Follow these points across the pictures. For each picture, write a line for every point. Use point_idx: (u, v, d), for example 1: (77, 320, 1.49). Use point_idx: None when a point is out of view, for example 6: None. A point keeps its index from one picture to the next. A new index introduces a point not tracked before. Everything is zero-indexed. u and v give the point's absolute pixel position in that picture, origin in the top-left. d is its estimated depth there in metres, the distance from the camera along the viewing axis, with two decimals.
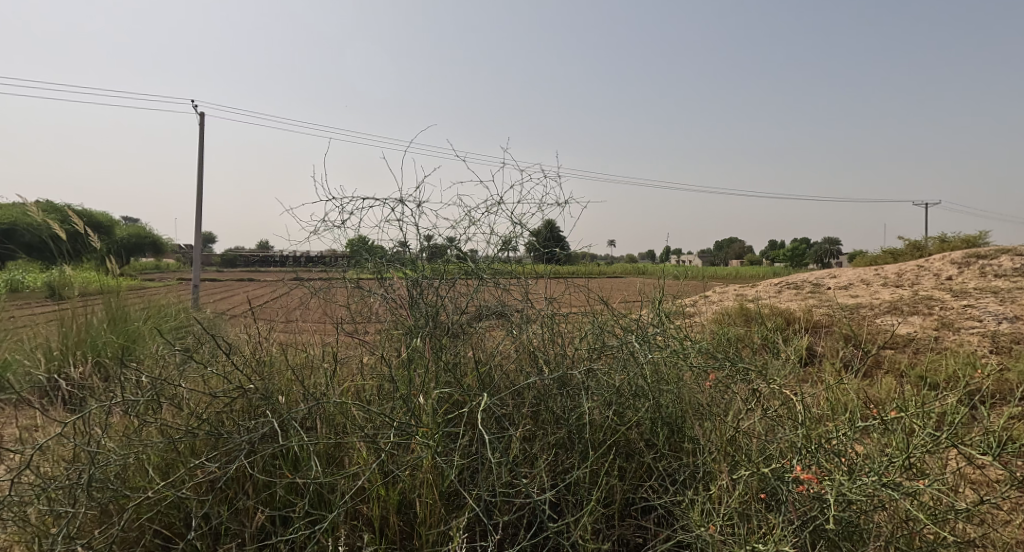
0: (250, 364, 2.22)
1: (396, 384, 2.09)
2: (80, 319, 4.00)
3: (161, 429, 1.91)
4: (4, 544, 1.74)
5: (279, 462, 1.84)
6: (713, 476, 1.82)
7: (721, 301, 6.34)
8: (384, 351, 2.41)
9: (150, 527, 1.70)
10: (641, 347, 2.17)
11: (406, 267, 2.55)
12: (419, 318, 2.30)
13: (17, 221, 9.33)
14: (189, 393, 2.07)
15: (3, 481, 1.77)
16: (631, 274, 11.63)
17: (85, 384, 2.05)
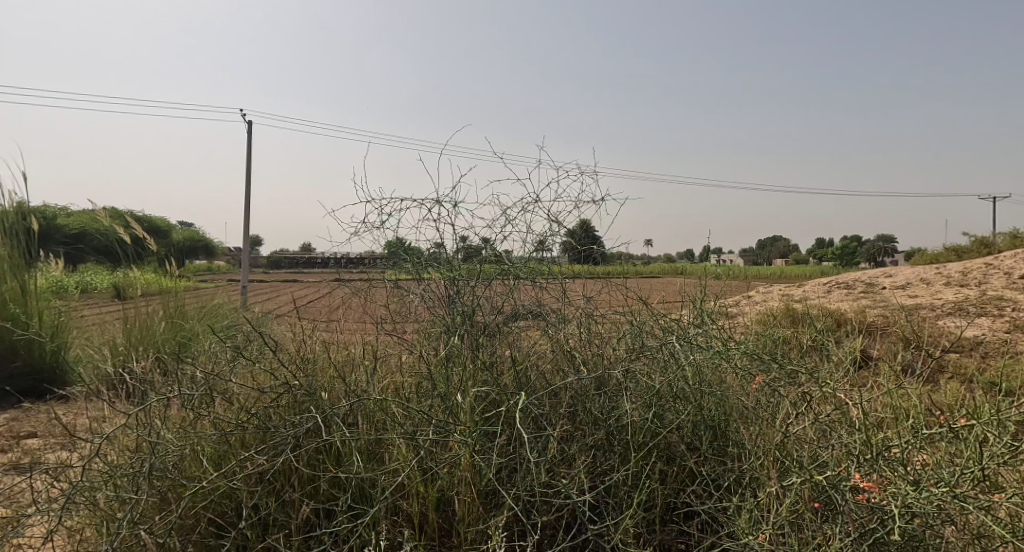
0: (295, 361, 2.29)
1: (434, 381, 2.11)
2: (144, 317, 4.21)
3: (214, 422, 1.99)
4: (77, 526, 1.84)
5: (322, 457, 1.89)
6: (759, 483, 1.76)
7: (765, 301, 6.14)
8: (422, 350, 2.44)
9: (204, 516, 1.77)
10: (682, 348, 2.12)
11: (443, 267, 2.56)
12: (456, 317, 2.32)
13: (87, 228, 9.94)
14: (239, 388, 2.16)
15: (75, 468, 1.87)
16: (670, 274, 11.44)
17: (146, 379, 2.16)
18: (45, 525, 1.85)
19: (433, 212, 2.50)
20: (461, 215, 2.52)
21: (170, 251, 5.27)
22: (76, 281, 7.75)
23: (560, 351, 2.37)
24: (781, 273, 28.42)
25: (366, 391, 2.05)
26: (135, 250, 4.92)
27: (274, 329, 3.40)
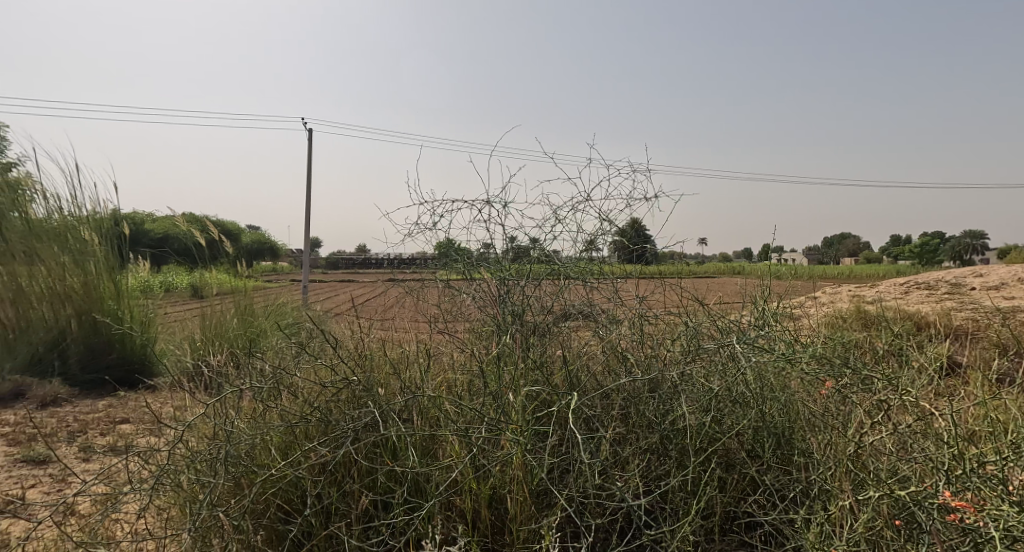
0: (354, 357, 2.37)
1: (486, 379, 2.12)
2: (218, 314, 4.47)
3: (281, 414, 2.09)
4: (164, 505, 1.99)
5: (379, 450, 1.94)
6: (830, 495, 1.66)
7: (834, 303, 5.81)
8: (474, 348, 2.47)
9: (272, 503, 1.85)
10: (743, 350, 2.03)
11: (492, 267, 2.59)
12: (508, 316, 2.33)
13: (168, 232, 10.70)
14: (303, 383, 2.25)
15: (161, 452, 2.02)
16: (730, 274, 11.03)
17: (221, 371, 2.30)
18: (137, 505, 2.01)
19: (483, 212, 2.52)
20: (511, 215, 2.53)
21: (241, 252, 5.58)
22: (159, 282, 8.37)
23: (610, 353, 2.34)
24: (850, 272, 26.86)
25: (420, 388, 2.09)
26: (209, 251, 5.24)
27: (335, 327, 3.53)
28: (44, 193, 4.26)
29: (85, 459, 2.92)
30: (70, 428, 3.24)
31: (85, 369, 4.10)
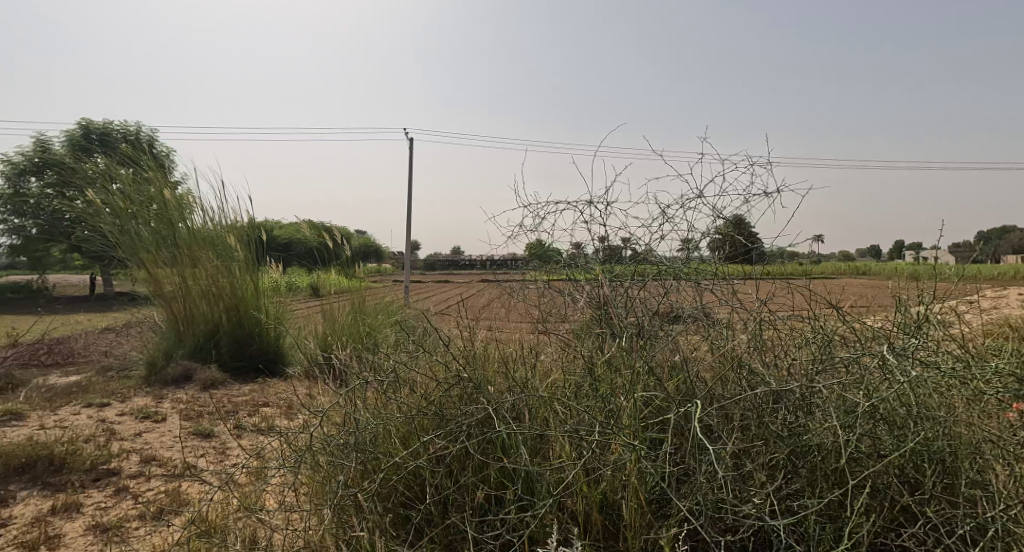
0: (463, 355, 2.45)
1: (596, 382, 2.10)
2: (336, 311, 4.88)
3: (400, 407, 2.22)
4: (304, 484, 2.21)
5: (491, 446, 1.98)
6: (1019, 538, 1.42)
7: (1000, 308, 5.01)
8: (579, 348, 2.44)
9: (395, 491, 1.96)
10: (896, 361, 1.81)
11: (582, 270, 2.64)
12: (619, 317, 2.28)
13: (295, 238, 11.89)
14: (420, 378, 2.38)
15: (300, 434, 2.25)
16: (859, 276, 9.95)
17: (348, 364, 2.50)
18: (284, 480, 2.26)
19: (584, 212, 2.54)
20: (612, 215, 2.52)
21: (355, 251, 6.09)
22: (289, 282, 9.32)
23: (726, 356, 2.20)
24: (1013, 273, 23.03)
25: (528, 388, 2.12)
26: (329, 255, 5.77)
27: (441, 324, 3.71)
28: (202, 205, 4.91)
29: (239, 436, 3.35)
30: (226, 409, 3.72)
31: (235, 358, 4.71)
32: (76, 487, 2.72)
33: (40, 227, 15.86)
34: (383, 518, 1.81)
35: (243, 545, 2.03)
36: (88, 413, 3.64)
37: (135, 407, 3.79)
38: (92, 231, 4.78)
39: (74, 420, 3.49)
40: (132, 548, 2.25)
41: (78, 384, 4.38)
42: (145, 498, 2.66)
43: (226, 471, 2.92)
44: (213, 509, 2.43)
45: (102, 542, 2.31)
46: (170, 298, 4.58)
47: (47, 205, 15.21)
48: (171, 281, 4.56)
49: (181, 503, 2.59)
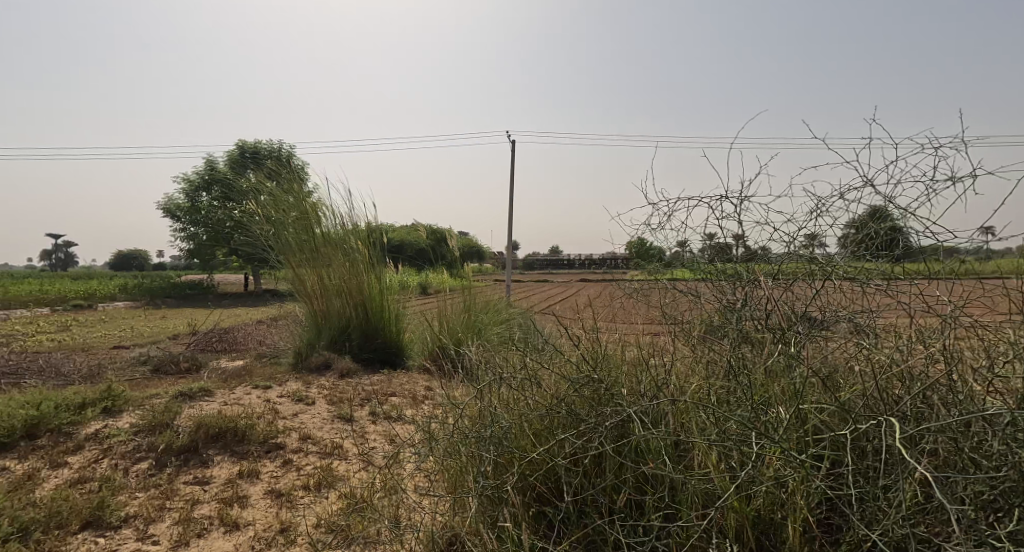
0: (588, 355, 2.39)
1: (743, 388, 1.93)
2: (451, 306, 5.48)
3: (531, 404, 2.25)
4: (440, 473, 2.35)
5: (627, 449, 1.91)
6: None
7: None
8: (710, 351, 2.27)
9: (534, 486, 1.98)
10: None
11: (686, 269, 2.61)
12: (763, 320, 2.07)
13: (407, 240, 12.83)
14: (549, 377, 2.36)
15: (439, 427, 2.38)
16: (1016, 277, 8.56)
17: (478, 365, 2.61)
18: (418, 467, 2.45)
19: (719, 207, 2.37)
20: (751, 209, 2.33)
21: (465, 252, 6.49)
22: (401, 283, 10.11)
23: (899, 363, 1.87)
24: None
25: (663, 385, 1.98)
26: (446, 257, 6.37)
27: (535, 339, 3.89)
28: (331, 209, 5.41)
29: (373, 423, 3.74)
30: (365, 397, 4.16)
31: (364, 349, 5.19)
32: (255, 457, 3.17)
33: (212, 234, 18.68)
34: (524, 513, 1.83)
35: (390, 523, 2.23)
36: (257, 394, 4.23)
37: (289, 390, 4.31)
38: (251, 236, 5.48)
39: (247, 400, 4.05)
40: (301, 515, 2.60)
41: (241, 369, 5.07)
42: (305, 471, 3.04)
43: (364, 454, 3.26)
44: (360, 487, 2.74)
45: (278, 506, 2.69)
46: (313, 296, 5.16)
47: (218, 216, 17.91)
48: (313, 282, 5.13)
49: (333, 478, 2.93)
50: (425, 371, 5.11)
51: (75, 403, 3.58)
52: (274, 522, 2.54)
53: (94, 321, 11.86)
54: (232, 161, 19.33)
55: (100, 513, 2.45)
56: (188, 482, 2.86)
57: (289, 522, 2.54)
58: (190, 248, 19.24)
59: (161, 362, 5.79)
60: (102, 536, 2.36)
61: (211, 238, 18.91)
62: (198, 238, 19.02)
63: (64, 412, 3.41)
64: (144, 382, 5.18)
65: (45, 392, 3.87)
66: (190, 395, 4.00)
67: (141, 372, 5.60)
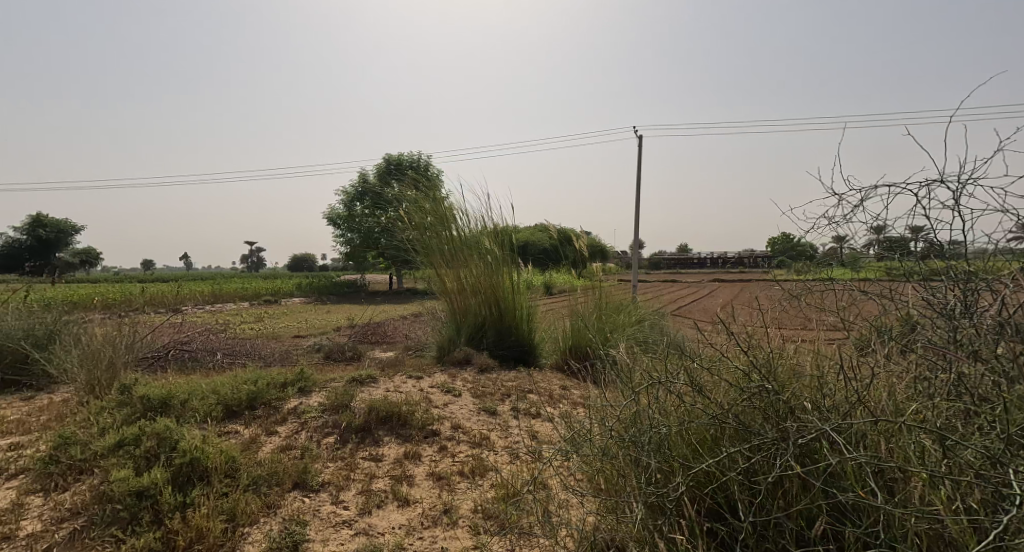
0: (745, 356, 2.15)
1: (968, 404, 1.54)
2: (581, 307, 5.62)
3: (691, 410, 2.10)
4: (588, 476, 2.34)
5: (812, 463, 1.60)
6: None
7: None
8: (895, 355, 1.89)
9: (706, 498, 1.81)
10: None
11: (845, 269, 2.28)
12: (993, 326, 1.67)
13: (532, 241, 13.34)
14: (706, 381, 2.18)
15: (590, 430, 2.34)
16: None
17: (627, 371, 2.55)
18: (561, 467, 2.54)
19: (919, 195, 2.02)
20: (965, 198, 1.95)
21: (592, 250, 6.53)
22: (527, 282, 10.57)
23: None
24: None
25: (865, 395, 1.66)
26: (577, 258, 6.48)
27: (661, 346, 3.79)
28: (462, 209, 5.70)
29: (515, 418, 3.93)
30: (505, 393, 4.37)
31: (499, 346, 5.41)
32: (416, 440, 3.52)
33: (370, 238, 20.96)
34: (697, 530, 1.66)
35: (542, 517, 2.33)
36: (412, 382, 4.64)
37: (439, 381, 4.65)
38: (398, 239, 6.00)
39: (404, 387, 4.46)
40: (459, 499, 2.83)
41: (394, 361, 5.59)
42: (459, 459, 3.30)
43: (509, 448, 3.45)
44: (509, 478, 2.94)
45: (439, 488, 2.96)
46: (452, 295, 5.50)
47: (375, 221, 20.05)
48: (452, 281, 5.47)
49: (484, 468, 3.15)
50: (560, 371, 5.23)
51: (279, 382, 4.26)
52: (438, 503, 2.80)
53: (269, 313, 13.84)
54: (382, 171, 21.37)
55: (304, 477, 2.91)
56: (365, 458, 3.27)
57: (451, 504, 2.78)
58: (352, 251, 21.73)
59: (331, 352, 6.61)
60: (306, 496, 2.79)
61: (363, 240, 21.08)
62: (355, 241, 21.32)
63: (271, 389, 4.07)
64: (322, 367, 5.96)
65: (257, 372, 4.65)
66: (362, 381, 4.53)
67: (317, 359, 6.44)
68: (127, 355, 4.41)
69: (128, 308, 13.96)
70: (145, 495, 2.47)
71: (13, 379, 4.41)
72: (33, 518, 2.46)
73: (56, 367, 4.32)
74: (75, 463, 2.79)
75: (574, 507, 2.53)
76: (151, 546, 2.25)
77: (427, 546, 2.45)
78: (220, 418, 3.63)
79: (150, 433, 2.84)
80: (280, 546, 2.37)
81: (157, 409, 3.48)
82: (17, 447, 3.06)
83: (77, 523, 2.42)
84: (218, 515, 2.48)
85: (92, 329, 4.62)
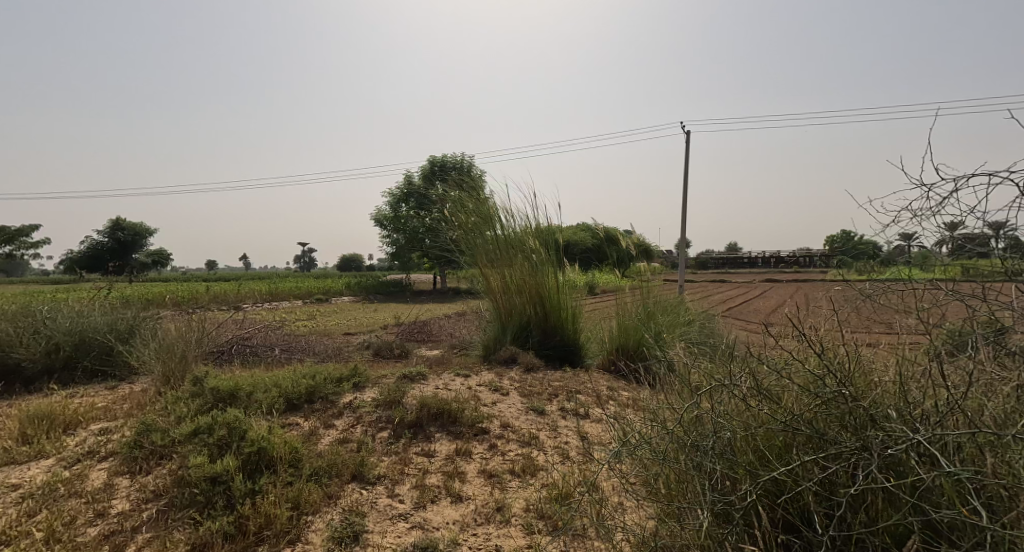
0: (811, 358, 2.04)
1: None
2: (628, 306, 5.52)
3: (756, 414, 2.01)
4: (645, 480, 2.28)
5: (899, 475, 1.49)
6: None
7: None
8: (984, 359, 1.75)
9: (778, 507, 1.73)
10: None
11: (913, 267, 2.12)
12: None
13: (577, 241, 13.30)
14: (771, 384, 2.08)
15: (647, 433, 2.28)
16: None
17: (684, 372, 2.47)
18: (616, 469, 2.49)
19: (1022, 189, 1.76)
20: None
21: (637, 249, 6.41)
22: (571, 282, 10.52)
23: None
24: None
25: (958, 403, 1.53)
26: (623, 257, 6.37)
27: (714, 349, 3.64)
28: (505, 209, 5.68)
29: (564, 418, 3.90)
30: (553, 393, 4.35)
31: (546, 345, 5.38)
32: (466, 438, 3.55)
33: (418, 238, 21.40)
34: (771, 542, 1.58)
35: (597, 520, 2.28)
36: (461, 380, 4.68)
37: (486, 380, 4.67)
38: (445, 239, 6.07)
39: (453, 385, 4.50)
40: (511, 497, 2.83)
41: (442, 358, 5.65)
42: (509, 457, 3.30)
43: (558, 448, 3.43)
44: (561, 479, 2.92)
45: (490, 485, 2.97)
46: (497, 294, 5.50)
47: (423, 222, 20.46)
48: (496, 280, 5.48)
49: (535, 468, 3.14)
50: (608, 372, 5.16)
51: (335, 377, 4.39)
52: (491, 500, 2.81)
53: (320, 311, 14.27)
54: (427, 173, 21.71)
55: (362, 469, 2.98)
56: (418, 453, 3.33)
57: (503, 502, 2.78)
58: (401, 251, 22.22)
59: (381, 349, 6.76)
60: (364, 488, 2.86)
61: (410, 240, 21.48)
62: (401, 242, 21.75)
63: (329, 384, 4.21)
64: (373, 363, 6.11)
65: (314, 367, 4.82)
66: (412, 377, 4.61)
67: (367, 356, 6.61)
68: (197, 349, 4.66)
69: (194, 305, 14.75)
70: (219, 481, 2.60)
71: (99, 369, 4.75)
72: (121, 498, 2.64)
73: (135, 359, 4.63)
74: (155, 449, 2.97)
75: (629, 510, 2.48)
76: (225, 529, 2.37)
77: (482, 543, 2.46)
78: (282, 410, 3.78)
79: (221, 422, 3.00)
80: (342, 535, 2.44)
81: (225, 401, 3.66)
82: (104, 432, 3.29)
83: (159, 505, 2.58)
84: (285, 503, 2.58)
85: (167, 324, 4.92)
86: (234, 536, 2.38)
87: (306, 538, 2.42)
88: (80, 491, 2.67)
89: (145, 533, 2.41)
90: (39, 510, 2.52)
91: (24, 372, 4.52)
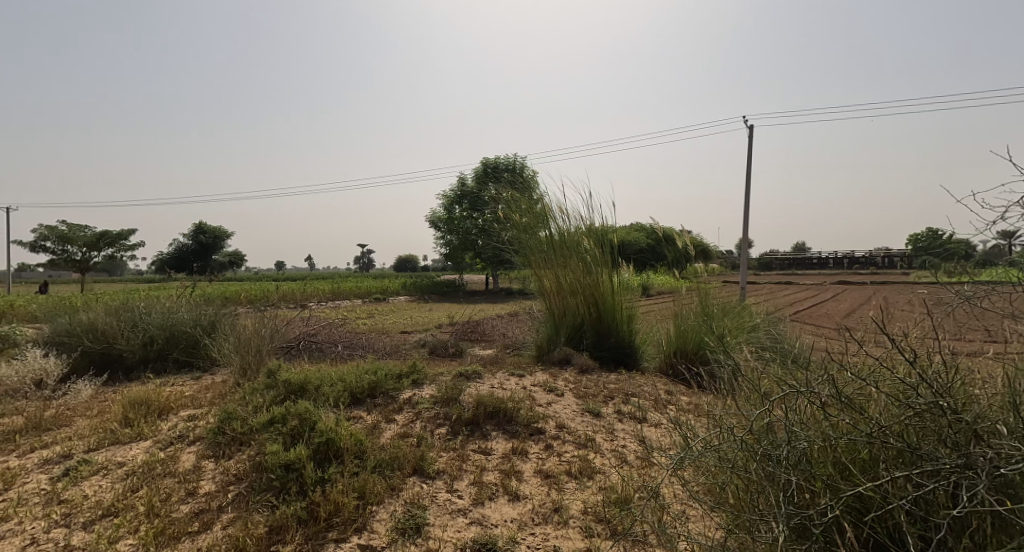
0: (898, 365, 1.89)
1: None
2: (685, 308, 5.35)
3: (836, 424, 1.88)
4: (709, 488, 2.19)
5: (1011, 499, 1.36)
6: None
7: None
8: None
9: (864, 525, 1.62)
10: None
11: (1017, 269, 1.94)
12: None
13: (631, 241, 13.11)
14: (853, 392, 1.94)
15: (713, 439, 2.18)
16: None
17: (752, 378, 2.34)
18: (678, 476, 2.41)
19: None
20: None
21: (696, 248, 6.18)
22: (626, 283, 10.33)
23: None
24: None
25: None
26: (680, 256, 6.16)
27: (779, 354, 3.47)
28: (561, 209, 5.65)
29: (620, 421, 3.84)
30: (608, 395, 4.29)
31: (599, 347, 5.30)
32: (522, 437, 3.56)
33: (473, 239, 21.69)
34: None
35: (658, 525, 2.22)
36: (515, 380, 4.69)
37: (541, 380, 4.65)
38: (501, 240, 6.10)
39: (509, 384, 4.52)
40: (569, 499, 2.81)
41: (497, 358, 5.69)
42: (565, 458, 3.28)
43: (616, 451, 3.37)
44: (619, 482, 2.88)
45: (547, 485, 2.97)
46: (551, 295, 5.47)
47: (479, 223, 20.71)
48: (550, 281, 5.45)
49: (592, 470, 3.10)
50: (666, 375, 5.02)
51: (395, 374, 4.51)
52: (549, 501, 2.80)
53: (377, 311, 14.73)
54: (480, 175, 21.92)
55: (422, 463, 3.04)
56: (475, 450, 3.36)
57: (561, 503, 2.76)
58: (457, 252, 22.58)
59: (437, 347, 6.89)
60: (425, 482, 2.93)
61: (465, 241, 21.78)
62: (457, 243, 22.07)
63: (390, 380, 4.33)
64: (430, 361, 6.23)
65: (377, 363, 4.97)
66: (469, 375, 4.68)
67: (424, 353, 6.78)
68: (269, 343, 4.92)
69: (264, 304, 15.62)
70: (292, 468, 2.74)
71: (186, 360, 5.10)
72: (208, 479, 2.83)
73: (216, 351, 4.95)
74: (236, 435, 3.16)
75: (693, 518, 2.40)
76: (299, 513, 2.50)
77: (541, 543, 2.46)
78: (347, 404, 3.92)
79: (294, 413, 3.16)
80: (405, 526, 2.51)
81: (295, 393, 3.84)
82: (191, 418, 3.55)
83: (240, 487, 2.74)
84: (351, 492, 2.67)
85: (244, 319, 5.23)
86: (307, 521, 2.50)
87: (371, 528, 2.50)
88: (174, 471, 2.89)
89: (229, 513, 2.57)
90: (140, 486, 2.75)
91: (123, 361, 4.94)
